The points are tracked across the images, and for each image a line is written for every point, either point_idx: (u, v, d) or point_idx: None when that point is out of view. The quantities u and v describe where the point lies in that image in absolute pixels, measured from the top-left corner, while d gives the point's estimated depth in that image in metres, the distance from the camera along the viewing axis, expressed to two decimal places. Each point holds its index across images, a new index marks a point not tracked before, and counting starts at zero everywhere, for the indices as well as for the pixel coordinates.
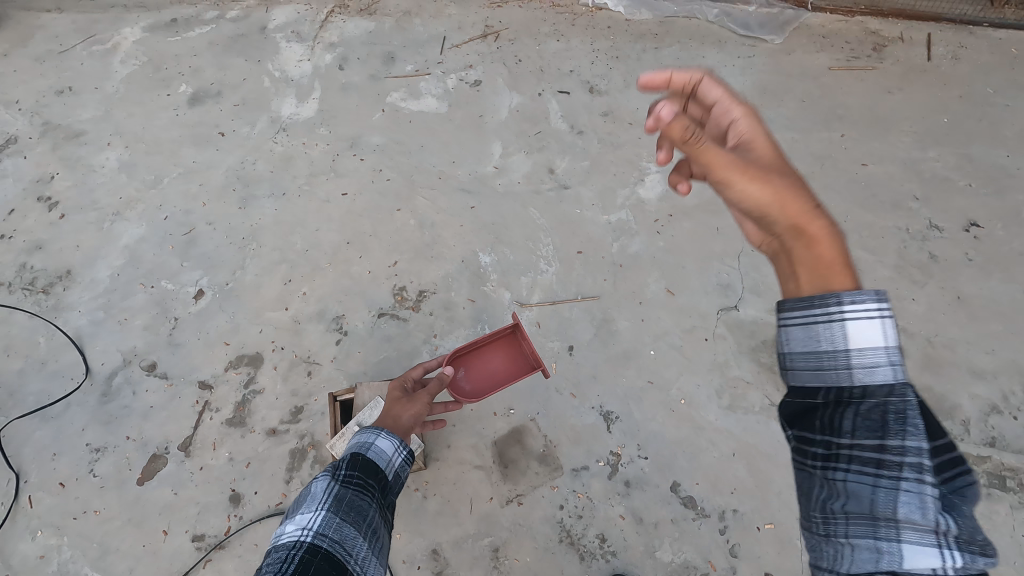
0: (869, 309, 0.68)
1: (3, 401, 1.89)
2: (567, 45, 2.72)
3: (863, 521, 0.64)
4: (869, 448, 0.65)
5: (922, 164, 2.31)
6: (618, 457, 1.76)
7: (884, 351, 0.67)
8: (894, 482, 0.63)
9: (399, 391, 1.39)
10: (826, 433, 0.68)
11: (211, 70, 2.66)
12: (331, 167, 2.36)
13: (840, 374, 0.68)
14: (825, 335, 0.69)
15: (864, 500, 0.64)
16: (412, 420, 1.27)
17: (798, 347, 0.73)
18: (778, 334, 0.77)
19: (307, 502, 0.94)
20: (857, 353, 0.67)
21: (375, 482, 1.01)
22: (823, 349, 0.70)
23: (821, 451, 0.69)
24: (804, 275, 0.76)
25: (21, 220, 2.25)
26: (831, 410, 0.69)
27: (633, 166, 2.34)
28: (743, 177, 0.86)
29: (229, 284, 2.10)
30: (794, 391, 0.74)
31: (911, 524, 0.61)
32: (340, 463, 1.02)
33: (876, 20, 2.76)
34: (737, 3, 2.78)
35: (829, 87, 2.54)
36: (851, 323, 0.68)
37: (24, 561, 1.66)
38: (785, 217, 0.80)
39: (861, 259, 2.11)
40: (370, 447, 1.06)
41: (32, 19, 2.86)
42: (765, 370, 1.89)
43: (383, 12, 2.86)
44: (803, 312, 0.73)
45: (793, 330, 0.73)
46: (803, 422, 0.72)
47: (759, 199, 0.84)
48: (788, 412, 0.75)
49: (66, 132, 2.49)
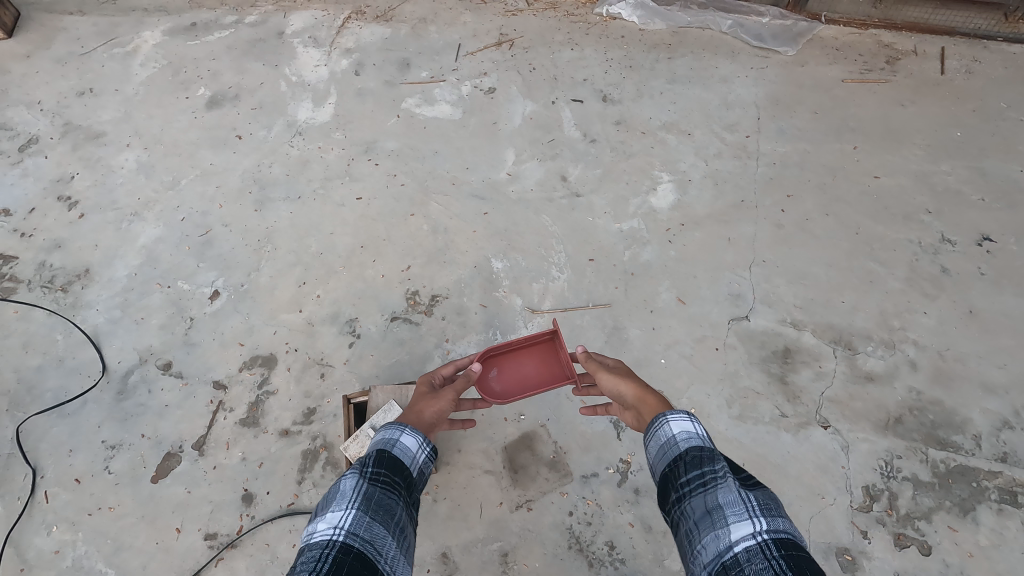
0: (683, 420, 1.10)
1: (21, 397, 1.92)
2: (580, 54, 2.74)
3: (710, 523, 0.90)
4: (700, 485, 0.97)
5: (934, 177, 2.32)
6: (627, 465, 1.77)
7: (693, 430, 1.08)
8: (717, 495, 0.93)
9: (427, 386, 1.42)
10: (676, 490, 0.99)
11: (229, 74, 2.70)
12: (346, 171, 2.39)
13: (679, 445, 1.05)
14: (665, 428, 1.10)
15: (710, 510, 0.92)
16: (434, 417, 1.30)
17: (658, 444, 1.10)
18: (649, 448, 1.12)
19: (336, 500, 0.94)
20: (678, 435, 1.07)
21: (401, 480, 1.03)
22: (669, 438, 1.08)
23: (679, 495, 0.98)
24: (647, 414, 1.23)
25: (41, 219, 2.29)
26: (681, 469, 1.01)
27: (645, 175, 2.36)
28: (616, 380, 1.33)
29: (244, 285, 2.13)
30: (661, 476, 1.06)
31: (733, 510, 0.90)
32: (366, 460, 1.04)
33: (890, 32, 2.77)
34: (751, 15, 2.80)
35: (842, 99, 2.55)
36: (672, 420, 1.10)
37: (39, 555, 1.68)
38: (648, 412, 1.22)
39: (873, 271, 2.11)
40: (394, 444, 1.09)
41: (54, 22, 2.90)
42: (775, 381, 1.90)
43: (399, 19, 2.89)
44: (654, 439, 1.12)
45: (653, 438, 1.12)
46: (669, 491, 1.01)
47: (630, 397, 1.29)
48: (661, 494, 1.04)
49: (86, 133, 2.53)
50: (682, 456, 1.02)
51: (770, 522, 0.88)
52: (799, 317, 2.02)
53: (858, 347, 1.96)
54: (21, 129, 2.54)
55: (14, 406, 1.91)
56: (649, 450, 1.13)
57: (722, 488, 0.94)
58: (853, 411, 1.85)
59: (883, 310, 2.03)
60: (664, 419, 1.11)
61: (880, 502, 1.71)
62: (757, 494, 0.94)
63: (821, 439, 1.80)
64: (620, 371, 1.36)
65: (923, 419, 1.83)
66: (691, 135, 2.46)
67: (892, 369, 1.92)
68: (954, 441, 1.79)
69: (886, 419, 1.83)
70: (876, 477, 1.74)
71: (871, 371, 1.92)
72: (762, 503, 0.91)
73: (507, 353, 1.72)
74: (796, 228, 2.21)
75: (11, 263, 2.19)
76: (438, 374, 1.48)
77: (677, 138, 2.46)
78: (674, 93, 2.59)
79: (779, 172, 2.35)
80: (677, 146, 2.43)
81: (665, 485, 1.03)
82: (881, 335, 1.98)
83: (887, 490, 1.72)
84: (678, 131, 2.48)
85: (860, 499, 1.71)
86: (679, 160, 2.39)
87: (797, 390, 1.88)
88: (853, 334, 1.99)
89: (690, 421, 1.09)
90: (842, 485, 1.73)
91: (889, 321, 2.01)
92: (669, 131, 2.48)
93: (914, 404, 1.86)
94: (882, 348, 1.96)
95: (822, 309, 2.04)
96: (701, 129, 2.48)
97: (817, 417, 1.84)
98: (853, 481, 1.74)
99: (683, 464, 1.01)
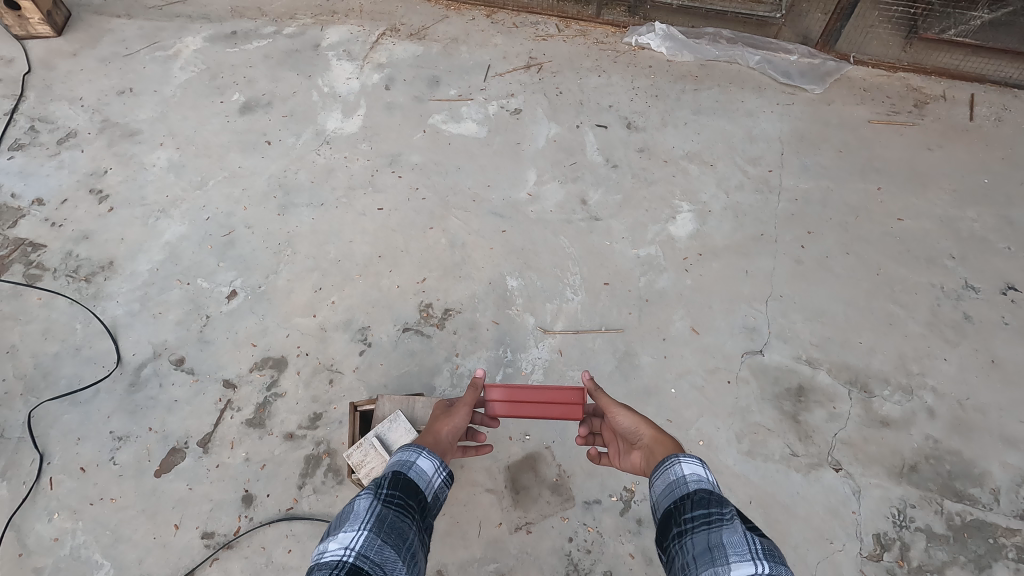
0: (694, 464, 1.09)
1: (36, 382, 1.96)
2: (607, 80, 2.78)
3: (709, 559, 0.88)
4: (704, 522, 0.95)
5: (960, 223, 2.29)
6: (631, 494, 1.74)
7: (703, 475, 1.06)
8: (721, 534, 0.91)
9: (443, 406, 1.45)
10: (679, 525, 0.98)
11: (263, 81, 2.78)
12: (369, 182, 2.43)
13: (684, 483, 1.04)
14: (671, 467, 1.10)
15: (708, 546, 0.90)
16: (449, 437, 1.33)
17: (663, 483, 1.09)
18: (653, 487, 1.12)
19: (349, 519, 0.93)
20: (688, 476, 1.05)
21: (415, 503, 1.02)
22: (675, 476, 1.07)
23: (680, 530, 0.97)
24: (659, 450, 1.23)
25: (72, 210, 2.36)
26: (684, 506, 1.00)
27: (665, 203, 2.36)
28: (634, 417, 1.33)
29: (261, 286, 2.16)
30: (662, 513, 1.04)
31: (735, 549, 0.88)
32: (381, 481, 1.03)
33: (919, 77, 2.77)
34: (779, 52, 2.82)
35: (868, 138, 2.54)
36: (684, 463, 1.09)
37: (38, 541, 1.69)
38: (662, 452, 1.22)
39: (893, 313, 2.08)
40: (410, 467, 1.09)
41: (102, 23, 3.02)
42: (787, 419, 1.86)
43: (432, 38, 2.96)
44: (662, 478, 1.10)
45: (659, 476, 1.11)
46: (669, 527, 1.00)
47: (647, 437, 1.28)
48: (660, 532, 1.02)
49: (123, 130, 2.61)
50: (689, 495, 1.01)
51: (772, 566, 0.85)
52: (814, 355, 1.99)
53: (875, 390, 1.92)
54: (61, 123, 2.62)
55: (29, 391, 1.94)
56: (652, 489, 1.12)
57: (727, 528, 0.91)
58: (867, 455, 1.80)
59: (902, 354, 1.99)
60: (676, 459, 1.10)
61: (890, 551, 1.65)
62: (763, 541, 0.91)
63: (832, 482, 1.76)
64: (635, 410, 1.37)
65: (939, 468, 1.78)
66: (713, 166, 2.47)
67: (909, 415, 1.87)
68: (971, 494, 1.74)
69: (901, 466, 1.78)
70: (887, 525, 1.69)
71: (887, 416, 1.87)
72: (767, 549, 0.88)
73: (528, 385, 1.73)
74: (816, 265, 2.19)
75: (40, 251, 2.25)
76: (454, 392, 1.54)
77: (699, 168, 2.46)
78: (698, 124, 2.61)
79: (800, 208, 2.33)
80: (698, 176, 2.44)
81: (667, 521, 1.01)
82: (899, 379, 1.94)
83: (899, 540, 1.67)
84: (700, 161, 2.49)
85: (870, 547, 1.66)
86: (700, 191, 2.39)
87: (810, 429, 1.84)
88: (870, 376, 1.95)
89: (701, 466, 1.08)
90: (852, 531, 1.68)
91: (908, 365, 1.97)
92: (691, 160, 2.49)
93: (930, 453, 1.81)
94: (899, 393, 1.91)
95: (839, 349, 2.00)
96: (723, 161, 2.48)
97: (829, 458, 1.80)
98: (864, 527, 1.69)
99: (690, 502, 0.99)
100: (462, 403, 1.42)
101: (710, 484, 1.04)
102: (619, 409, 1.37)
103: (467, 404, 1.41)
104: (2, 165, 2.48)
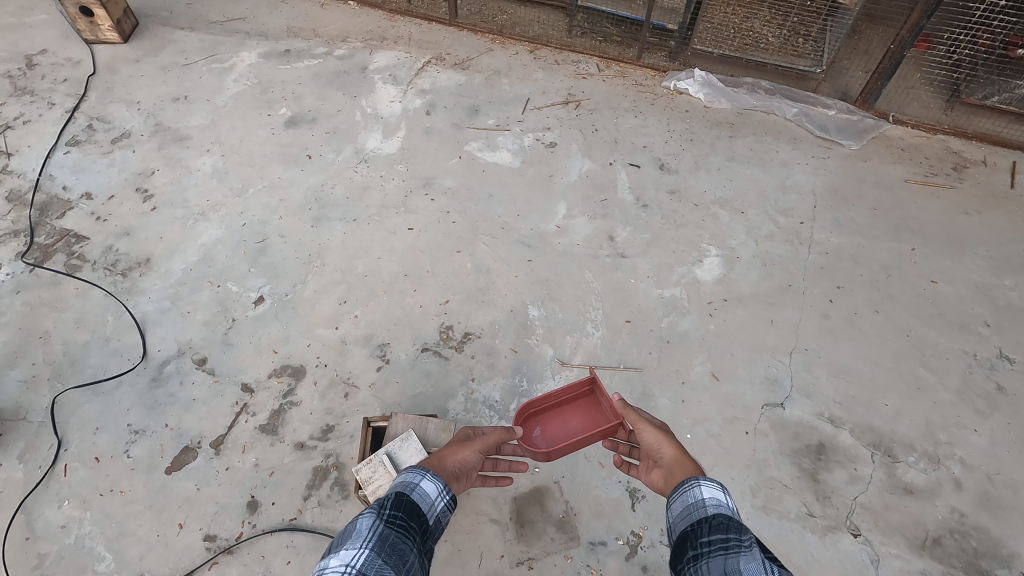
0: (714, 488, 1.07)
1: (64, 368, 2.01)
2: (643, 122, 2.82)
3: None
4: (722, 547, 0.91)
5: (996, 290, 2.23)
6: (638, 539, 1.69)
7: (722, 500, 1.04)
8: (738, 560, 0.88)
9: (463, 435, 1.38)
10: (694, 548, 0.95)
11: (311, 99, 2.89)
12: (402, 202, 2.48)
13: (702, 506, 1.02)
14: (691, 490, 1.08)
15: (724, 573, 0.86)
16: (455, 467, 1.27)
17: (681, 505, 1.07)
18: (671, 508, 1.10)
19: (352, 538, 0.92)
20: (707, 500, 1.04)
21: (416, 526, 1.00)
22: (694, 499, 1.05)
23: (694, 552, 0.94)
24: (680, 471, 1.21)
25: (117, 206, 2.45)
26: (700, 529, 0.97)
27: (693, 246, 2.36)
28: (657, 434, 1.31)
29: (288, 294, 2.20)
30: (678, 535, 1.02)
31: None
32: (384, 501, 1.01)
33: (960, 140, 2.75)
34: (818, 107, 2.84)
35: (905, 197, 2.52)
36: (704, 487, 1.07)
37: (45, 527, 1.71)
38: (681, 475, 1.20)
39: (922, 377, 2.02)
40: (414, 489, 1.08)
41: (166, 34, 3.19)
42: (805, 477, 1.81)
43: (475, 69, 3.05)
44: (680, 501, 1.08)
45: (678, 498, 1.09)
46: (683, 549, 0.97)
47: (668, 456, 1.26)
48: (675, 553, 0.99)
49: (173, 135, 2.73)
50: (706, 519, 0.99)
51: None
52: (837, 414, 1.94)
53: (900, 455, 1.85)
54: (117, 124, 2.76)
55: (56, 377, 1.99)
56: (670, 510, 1.10)
57: (745, 555, 0.88)
58: (887, 522, 1.73)
59: (930, 421, 1.93)
60: (695, 482, 1.08)
61: None
62: (781, 573, 0.88)
63: (849, 547, 1.69)
64: (661, 428, 1.33)
65: (965, 544, 1.70)
66: (744, 214, 2.46)
67: (934, 485, 1.80)
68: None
69: (923, 538, 1.71)
70: None
71: (911, 484, 1.80)
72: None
73: (548, 414, 1.72)
74: (843, 321, 2.15)
75: (83, 242, 2.33)
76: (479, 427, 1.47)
77: (729, 214, 2.46)
78: (731, 171, 2.62)
79: (830, 262, 2.31)
80: (728, 222, 2.44)
81: (682, 543, 0.98)
82: (925, 446, 1.87)
83: None
84: (731, 208, 2.49)
85: None
86: (729, 237, 2.39)
87: (829, 490, 1.78)
88: (895, 440, 1.88)
89: (721, 492, 1.06)
90: None
91: (935, 433, 1.90)
92: (722, 206, 2.49)
93: (955, 527, 1.73)
94: (925, 461, 1.84)
95: (863, 410, 1.95)
96: (754, 209, 2.48)
97: (847, 523, 1.73)
98: None
99: (708, 526, 0.97)
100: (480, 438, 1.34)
101: (730, 510, 1.01)
102: (644, 425, 1.34)
103: (486, 441, 1.35)
104: (58, 159, 2.61)
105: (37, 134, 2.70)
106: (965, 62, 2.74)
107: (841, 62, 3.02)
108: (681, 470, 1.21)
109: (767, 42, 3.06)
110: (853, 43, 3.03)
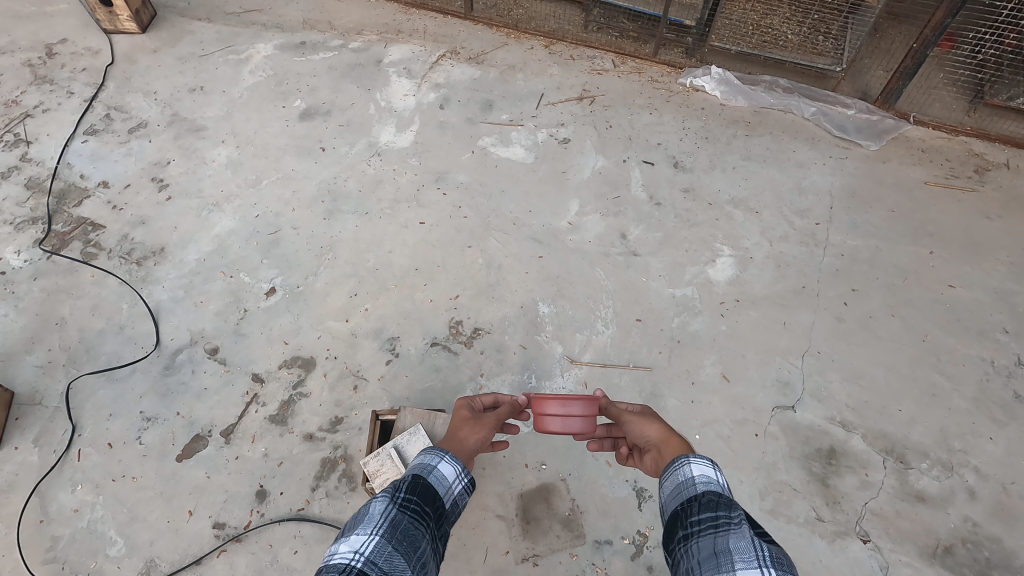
0: (704, 465, 1.05)
1: (79, 355, 2.04)
2: (659, 119, 2.79)
3: (713, 568, 0.84)
4: (712, 526, 0.90)
5: (1016, 297, 2.18)
6: (644, 539, 1.68)
7: (713, 477, 1.02)
8: (728, 539, 0.86)
9: (468, 411, 1.42)
10: (684, 528, 0.94)
11: (325, 91, 2.89)
12: (415, 196, 2.48)
13: (690, 485, 1.01)
14: (679, 469, 1.06)
15: (714, 555, 0.85)
16: (474, 446, 1.30)
17: (671, 485, 1.06)
18: (661, 488, 1.09)
19: (363, 523, 0.90)
20: (697, 477, 1.02)
21: (431, 511, 0.98)
22: (682, 478, 1.04)
23: (684, 533, 0.93)
24: (666, 451, 1.21)
25: (133, 196, 2.48)
26: (689, 508, 0.96)
27: (706, 246, 2.34)
28: (640, 418, 1.32)
29: (300, 286, 2.21)
30: (668, 514, 1.01)
31: (741, 556, 0.82)
32: (399, 485, 0.99)
33: (982, 142, 2.67)
34: (836, 105, 2.79)
35: (924, 199, 2.47)
36: (693, 464, 1.05)
37: (59, 510, 1.74)
38: (669, 453, 1.20)
39: (937, 384, 1.99)
40: (431, 472, 1.06)
41: (183, 25, 3.21)
42: (815, 482, 1.79)
43: (489, 63, 3.04)
44: (671, 479, 1.07)
45: (667, 477, 1.08)
46: (673, 527, 0.97)
47: (654, 437, 1.26)
48: (665, 533, 0.99)
49: (189, 126, 2.74)
50: (696, 497, 0.97)
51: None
52: (849, 419, 1.92)
53: (912, 462, 1.83)
54: (135, 114, 2.78)
55: (71, 363, 2.02)
56: (660, 491, 1.09)
57: (734, 533, 0.87)
58: (898, 530, 1.71)
59: (944, 428, 1.90)
60: (685, 461, 1.06)
61: None
62: (774, 548, 0.86)
63: (858, 553, 1.67)
64: (643, 414, 1.34)
65: (976, 554, 1.67)
66: (759, 214, 2.44)
67: (947, 493, 1.77)
68: None
69: (934, 547, 1.68)
70: None
71: (923, 491, 1.78)
72: (776, 557, 0.83)
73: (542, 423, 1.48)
74: (858, 325, 2.12)
75: (99, 231, 2.36)
76: (479, 400, 1.50)
77: (744, 214, 2.43)
78: (747, 170, 2.59)
79: (845, 264, 2.28)
80: (742, 222, 2.41)
81: (673, 523, 0.97)
82: (939, 453, 1.84)
83: None
84: (746, 208, 2.46)
85: None
86: (743, 237, 2.36)
87: (839, 496, 1.77)
88: (908, 447, 1.86)
89: (711, 468, 1.04)
90: None
91: (949, 441, 1.87)
92: (736, 206, 2.46)
93: (967, 537, 1.70)
94: (938, 468, 1.82)
95: (876, 415, 1.92)
96: (769, 210, 2.45)
97: (857, 529, 1.71)
98: None
99: (697, 504, 0.96)
100: (493, 415, 1.38)
101: (719, 487, 1.00)
102: (627, 415, 1.36)
103: (498, 416, 1.39)
104: (76, 147, 2.64)
105: (56, 122, 2.73)
106: (990, 61, 2.73)
107: (862, 61, 2.99)
108: (664, 446, 1.22)
109: (786, 39, 3.01)
110: (874, 43, 3.03)
